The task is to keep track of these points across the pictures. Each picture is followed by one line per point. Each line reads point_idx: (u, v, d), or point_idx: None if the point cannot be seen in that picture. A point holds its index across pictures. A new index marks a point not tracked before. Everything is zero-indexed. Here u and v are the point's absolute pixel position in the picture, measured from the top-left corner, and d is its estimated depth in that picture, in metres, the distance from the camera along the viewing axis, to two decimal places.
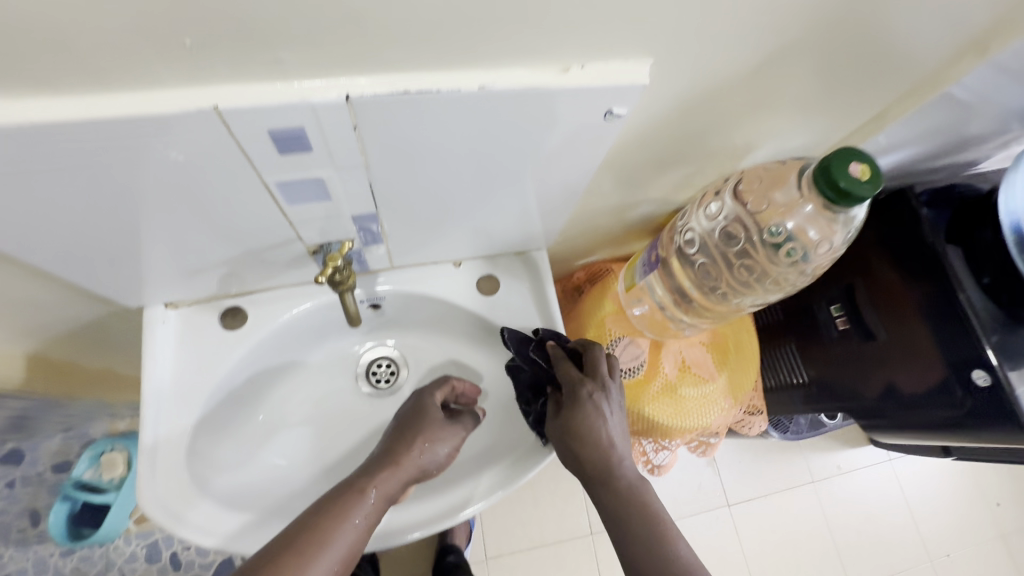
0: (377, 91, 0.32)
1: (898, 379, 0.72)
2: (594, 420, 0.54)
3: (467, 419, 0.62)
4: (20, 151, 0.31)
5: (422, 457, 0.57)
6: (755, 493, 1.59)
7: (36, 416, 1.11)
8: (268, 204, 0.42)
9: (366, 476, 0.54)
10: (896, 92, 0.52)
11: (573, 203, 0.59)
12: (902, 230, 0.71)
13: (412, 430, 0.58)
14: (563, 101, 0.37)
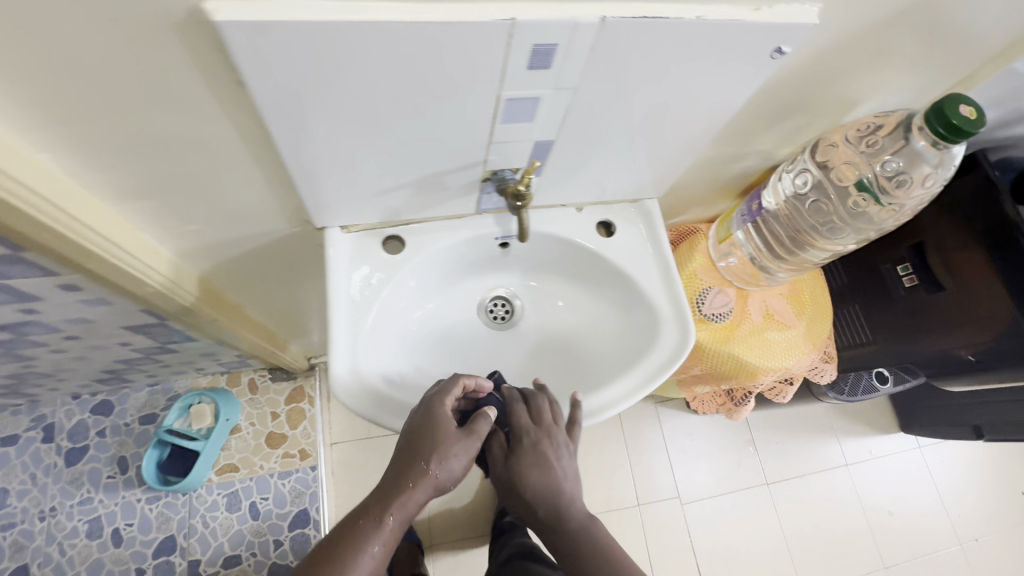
0: (626, 14, 0.41)
1: (954, 346, 0.83)
2: (547, 467, 0.62)
3: (480, 424, 0.61)
4: (350, 54, 0.40)
5: (438, 475, 0.57)
6: (794, 473, 1.63)
7: (135, 366, 1.18)
8: (485, 121, 0.51)
9: (378, 509, 0.56)
10: (985, 55, 0.61)
11: (694, 154, 0.69)
12: (971, 193, 0.79)
13: (424, 446, 0.58)
14: (751, 34, 0.45)
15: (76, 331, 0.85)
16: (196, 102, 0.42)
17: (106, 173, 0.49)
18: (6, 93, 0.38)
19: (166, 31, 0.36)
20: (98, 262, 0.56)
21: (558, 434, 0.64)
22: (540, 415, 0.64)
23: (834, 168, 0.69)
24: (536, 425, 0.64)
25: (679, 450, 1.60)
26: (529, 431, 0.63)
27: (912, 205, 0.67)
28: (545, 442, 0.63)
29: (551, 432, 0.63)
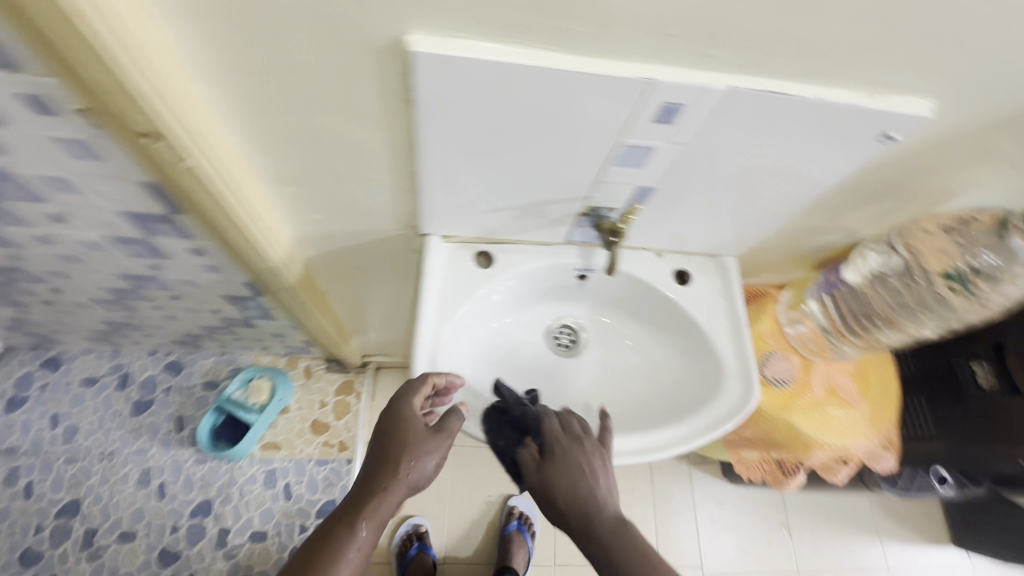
0: (753, 87, 0.46)
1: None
2: (580, 473, 0.60)
3: (450, 423, 0.63)
4: (504, 90, 0.46)
5: (409, 476, 0.61)
6: (830, 569, 1.52)
7: (212, 334, 1.28)
8: (600, 162, 0.56)
9: (354, 513, 0.60)
10: None
11: (781, 221, 0.71)
12: None
13: (396, 449, 0.61)
14: (866, 118, 0.49)
15: (182, 291, 0.95)
16: (364, 111, 0.49)
17: (269, 158, 0.56)
18: (226, 83, 0.46)
19: (366, 52, 0.43)
20: (238, 232, 0.64)
21: (588, 444, 0.63)
22: (569, 426, 0.65)
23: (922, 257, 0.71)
24: (566, 433, 0.64)
25: (708, 520, 1.53)
26: (566, 441, 0.63)
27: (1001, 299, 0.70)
28: (578, 451, 0.62)
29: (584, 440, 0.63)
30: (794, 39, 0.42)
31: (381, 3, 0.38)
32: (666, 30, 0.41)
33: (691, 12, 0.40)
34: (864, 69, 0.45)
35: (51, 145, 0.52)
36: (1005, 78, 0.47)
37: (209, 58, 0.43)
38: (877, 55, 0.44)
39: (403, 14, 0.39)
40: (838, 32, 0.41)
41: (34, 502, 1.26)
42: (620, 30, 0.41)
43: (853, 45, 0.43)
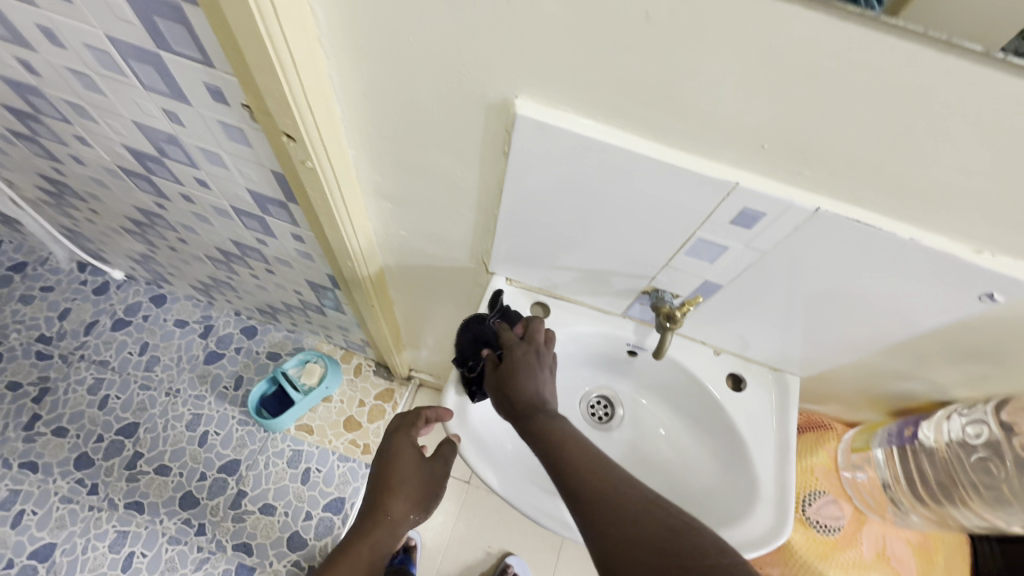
0: (841, 213, 0.45)
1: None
2: (531, 374, 0.65)
3: (445, 446, 0.69)
4: (592, 164, 0.49)
5: (410, 505, 0.66)
6: None
7: (288, 312, 1.40)
8: (671, 248, 0.57)
9: (356, 540, 0.62)
10: None
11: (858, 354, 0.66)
12: None
13: (399, 478, 0.66)
14: (963, 271, 0.46)
15: (277, 267, 1.06)
16: (466, 153, 0.55)
17: (377, 175, 0.64)
18: (360, 108, 0.54)
19: (481, 106, 0.48)
20: (334, 229, 0.72)
21: (545, 351, 0.68)
22: (530, 333, 0.68)
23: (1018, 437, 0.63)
24: (526, 340, 0.68)
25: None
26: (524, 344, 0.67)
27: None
28: (534, 355, 0.66)
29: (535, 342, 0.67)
30: (893, 176, 0.41)
31: (503, 71, 0.44)
32: (758, 142, 0.42)
33: (787, 132, 0.41)
34: (969, 221, 0.43)
35: (217, 126, 0.64)
36: None
37: (353, 85, 0.51)
38: (984, 212, 0.42)
39: (519, 82, 0.44)
40: (943, 179, 0.40)
41: (104, 414, 1.42)
42: (714, 135, 0.43)
43: (958, 196, 0.41)
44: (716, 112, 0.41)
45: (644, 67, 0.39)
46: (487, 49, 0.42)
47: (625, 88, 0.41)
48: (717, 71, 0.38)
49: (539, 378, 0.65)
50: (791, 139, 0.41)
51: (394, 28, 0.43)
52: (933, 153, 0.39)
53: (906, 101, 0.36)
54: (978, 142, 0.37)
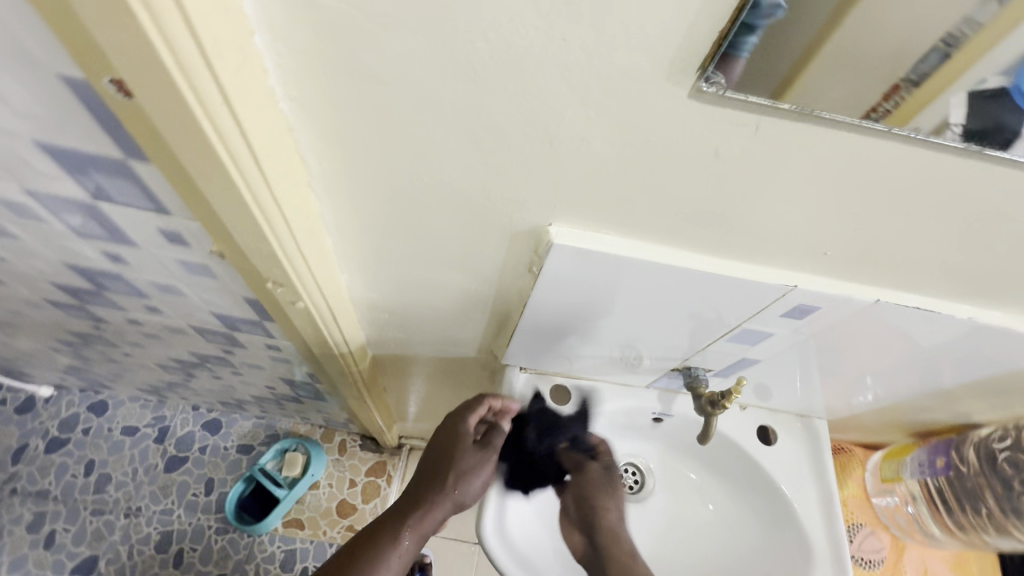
0: (901, 303, 0.43)
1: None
2: (590, 487, 0.71)
3: (498, 439, 0.65)
4: (635, 279, 0.44)
5: (458, 491, 0.62)
6: None
7: (257, 402, 1.28)
8: (712, 335, 0.53)
9: (401, 518, 0.60)
10: None
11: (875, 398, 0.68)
12: None
13: (447, 463, 0.62)
14: (1016, 339, 0.46)
15: (245, 369, 0.95)
16: (483, 270, 0.49)
17: (374, 293, 0.56)
18: (358, 240, 0.47)
19: (505, 231, 0.42)
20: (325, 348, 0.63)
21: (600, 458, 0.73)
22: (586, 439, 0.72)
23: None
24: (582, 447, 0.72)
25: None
26: (594, 461, 0.72)
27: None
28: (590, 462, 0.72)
29: (598, 459, 0.73)
30: (958, 268, 0.40)
31: (536, 204, 0.39)
32: (820, 250, 0.39)
33: (854, 239, 0.38)
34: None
35: (173, 265, 0.54)
36: None
37: (349, 220, 0.44)
38: None
39: (555, 211, 0.39)
40: (1009, 267, 0.39)
41: (53, 553, 1.24)
42: (773, 246, 0.40)
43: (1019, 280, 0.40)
44: (777, 228, 0.38)
45: (704, 195, 0.35)
46: (518, 185, 0.37)
47: (679, 212, 0.37)
48: (789, 195, 0.34)
49: (596, 493, 0.71)
50: (857, 245, 0.38)
51: (408, 171, 0.37)
52: (1003, 248, 0.37)
53: (985, 208, 0.34)
54: None
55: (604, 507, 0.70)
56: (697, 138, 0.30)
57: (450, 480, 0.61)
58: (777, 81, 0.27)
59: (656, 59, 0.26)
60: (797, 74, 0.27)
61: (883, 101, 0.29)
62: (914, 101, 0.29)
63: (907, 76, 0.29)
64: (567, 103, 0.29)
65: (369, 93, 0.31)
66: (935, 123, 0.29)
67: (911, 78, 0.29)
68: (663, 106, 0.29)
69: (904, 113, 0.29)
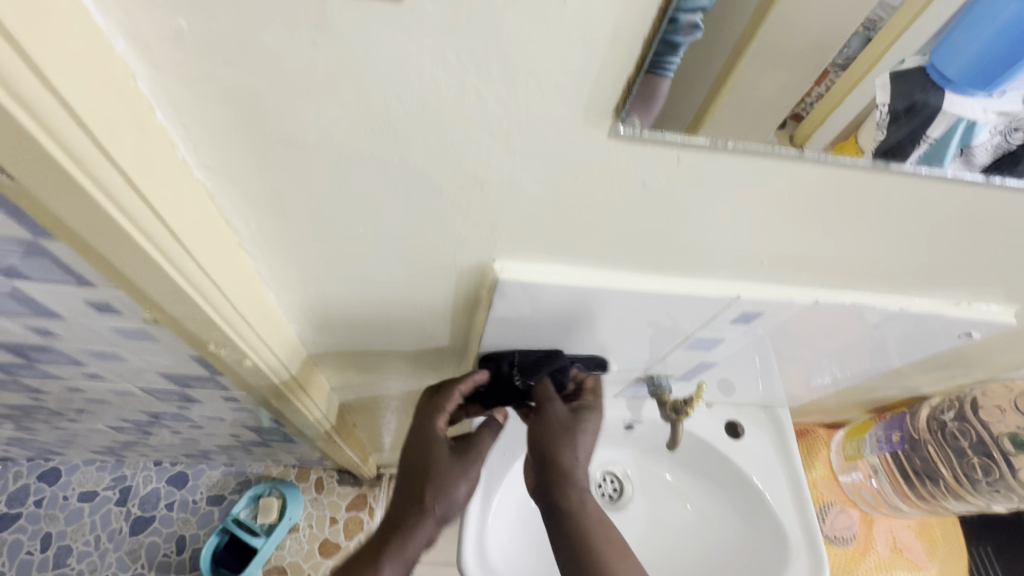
0: (839, 301, 0.45)
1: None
2: (568, 433, 0.50)
3: (481, 442, 0.53)
4: (586, 305, 0.45)
5: (440, 507, 0.50)
6: None
7: (223, 451, 1.23)
8: (669, 345, 0.54)
9: (376, 550, 0.48)
10: None
11: (833, 378, 0.70)
12: None
13: (422, 476, 0.50)
14: (946, 322, 0.48)
15: (205, 421, 0.91)
16: (435, 308, 0.48)
17: (327, 338, 0.55)
18: (301, 291, 0.45)
19: (449, 270, 0.42)
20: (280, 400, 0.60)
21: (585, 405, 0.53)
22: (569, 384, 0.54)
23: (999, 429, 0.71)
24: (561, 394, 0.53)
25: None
26: (558, 403, 0.51)
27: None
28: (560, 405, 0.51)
29: (556, 400, 0.51)
30: (886, 265, 0.42)
31: (477, 244, 0.38)
32: (757, 261, 0.41)
33: (786, 250, 0.39)
34: (946, 284, 0.45)
35: (108, 333, 0.51)
36: None
37: (288, 275, 0.43)
38: (962, 276, 0.44)
39: (496, 249, 0.39)
40: (928, 261, 0.41)
41: None
42: (713, 262, 0.41)
43: (941, 270, 0.43)
44: (714, 246, 0.39)
45: (639, 223, 0.36)
46: (456, 229, 0.37)
47: (618, 239, 0.38)
48: (719, 217, 0.35)
49: (573, 442, 0.50)
50: (789, 255, 0.40)
51: (341, 225, 0.36)
52: (921, 245, 0.39)
53: (899, 212, 0.36)
54: (959, 231, 0.38)
55: (568, 468, 0.49)
56: (623, 174, 0.31)
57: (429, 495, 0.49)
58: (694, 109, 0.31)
59: (571, 106, 0.26)
60: (710, 105, 0.32)
61: (807, 96, 0.37)
62: (827, 104, 0.36)
63: (835, 63, 0.37)
64: (490, 152, 0.29)
65: (288, 157, 0.30)
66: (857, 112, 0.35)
67: (838, 63, 0.37)
68: (585, 148, 0.29)
69: (808, 127, 0.35)
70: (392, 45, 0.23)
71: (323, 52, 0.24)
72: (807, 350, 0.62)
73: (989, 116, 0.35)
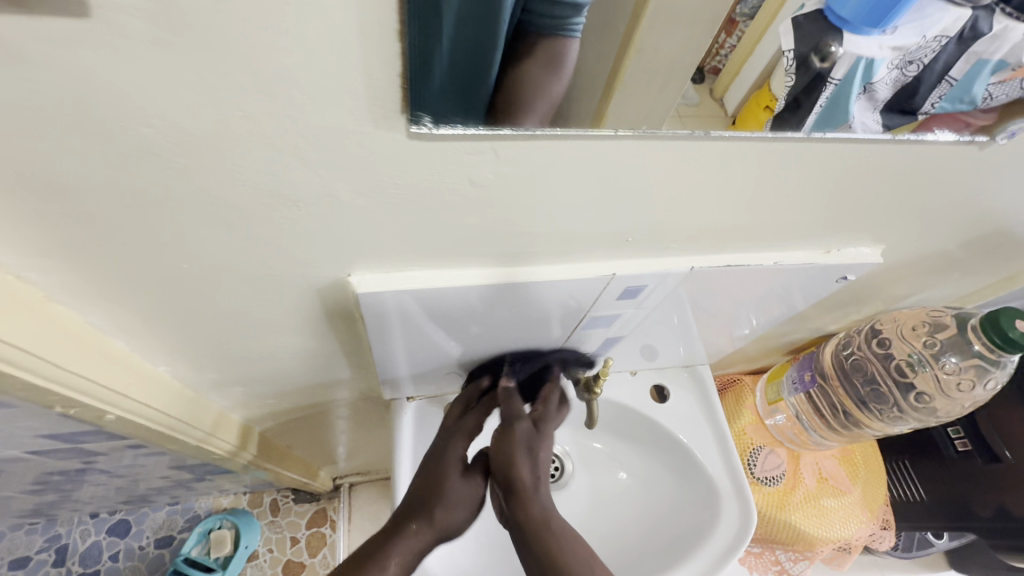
0: (712, 265, 0.45)
1: (1009, 503, 0.79)
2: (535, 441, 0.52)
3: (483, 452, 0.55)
4: (462, 302, 0.43)
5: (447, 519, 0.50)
6: None
7: (160, 492, 1.16)
8: (569, 327, 0.54)
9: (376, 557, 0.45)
10: (1000, 276, 0.67)
11: (755, 326, 0.72)
12: None
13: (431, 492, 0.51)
14: (820, 270, 0.50)
15: (122, 469, 0.86)
16: (313, 328, 0.45)
17: (209, 374, 0.51)
18: (153, 333, 0.41)
19: (308, 291, 0.39)
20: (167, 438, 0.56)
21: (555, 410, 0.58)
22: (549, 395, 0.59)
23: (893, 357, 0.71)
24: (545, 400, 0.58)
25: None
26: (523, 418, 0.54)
27: (967, 407, 0.70)
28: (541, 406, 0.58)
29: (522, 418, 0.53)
30: (750, 225, 0.42)
31: (324, 261, 0.36)
32: (623, 239, 0.40)
33: (645, 225, 0.39)
34: (810, 236, 0.46)
35: None
36: (938, 223, 0.49)
37: (128, 319, 0.39)
38: (824, 226, 0.45)
39: (346, 263, 0.36)
40: (788, 216, 0.42)
41: None
42: (578, 246, 0.40)
43: (801, 223, 0.44)
44: (573, 231, 0.38)
45: (485, 218, 0.34)
46: (291, 249, 0.34)
47: (472, 236, 0.36)
48: (565, 203, 0.34)
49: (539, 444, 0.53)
50: (652, 229, 0.39)
51: (164, 262, 0.33)
52: (775, 202, 0.40)
53: (744, 176, 0.35)
54: (808, 184, 0.38)
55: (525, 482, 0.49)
56: (443, 176, 0.29)
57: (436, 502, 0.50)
58: (603, 75, 0.30)
59: (354, 112, 0.24)
60: (622, 65, 0.30)
61: (720, 50, 0.35)
62: (742, 51, 0.36)
63: (743, 14, 0.34)
64: (289, 168, 0.27)
65: (54, 201, 0.27)
66: (768, 59, 0.35)
67: (747, 13, 0.34)
68: (391, 154, 0.27)
69: (726, 79, 0.35)
70: (110, 66, 0.20)
71: (29, 83, 0.20)
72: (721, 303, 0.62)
73: (884, 52, 0.34)
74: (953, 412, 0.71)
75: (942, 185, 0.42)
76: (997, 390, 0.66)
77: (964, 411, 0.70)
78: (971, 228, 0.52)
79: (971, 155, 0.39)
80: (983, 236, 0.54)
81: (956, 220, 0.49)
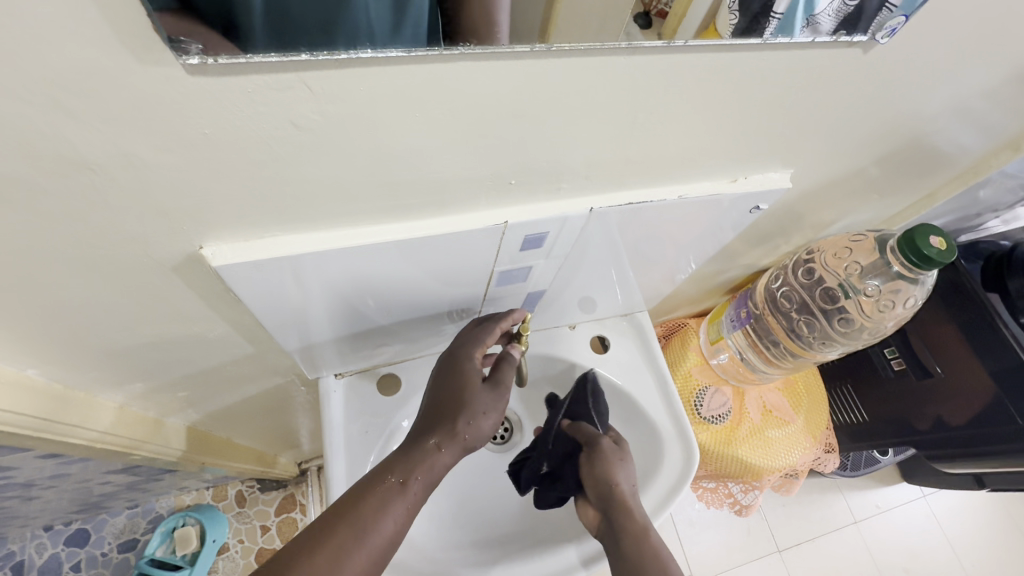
0: (612, 205, 0.43)
1: (944, 414, 0.81)
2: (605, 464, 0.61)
3: (506, 374, 0.54)
4: (344, 268, 0.39)
5: (469, 432, 0.50)
6: (885, 506, 1.29)
7: (112, 498, 1.12)
8: (483, 283, 0.51)
9: (404, 461, 0.47)
10: (919, 194, 0.67)
11: (696, 265, 0.70)
12: (959, 297, 0.79)
13: (450, 405, 0.50)
14: (731, 201, 0.48)
15: (49, 479, 0.81)
16: (191, 312, 0.42)
17: (92, 373, 0.47)
18: None
19: (162, 271, 0.35)
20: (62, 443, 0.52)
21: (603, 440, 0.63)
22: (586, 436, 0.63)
23: (821, 285, 0.71)
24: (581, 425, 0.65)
25: (686, 522, 1.20)
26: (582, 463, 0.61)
27: (890, 326, 0.71)
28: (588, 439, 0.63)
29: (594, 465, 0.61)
30: (643, 155, 0.40)
31: (161, 233, 0.32)
32: (505, 181, 0.37)
33: (524, 164, 0.36)
34: (714, 163, 0.44)
35: None
36: (846, 139, 0.47)
37: None
38: (726, 154, 0.43)
39: (188, 234, 0.32)
40: (684, 142, 0.40)
41: None
42: (457, 194, 0.37)
43: (697, 151, 0.41)
44: (443, 176, 0.35)
45: (333, 166, 0.30)
46: (113, 222, 0.30)
47: (327, 189, 0.32)
48: (419, 142, 0.31)
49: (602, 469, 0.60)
50: (534, 167, 0.37)
51: None
52: (662, 128, 0.37)
53: (614, 96, 0.32)
54: (693, 105, 0.36)
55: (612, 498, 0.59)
56: (256, 117, 0.25)
57: (457, 418, 0.49)
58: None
59: (96, 40, 0.20)
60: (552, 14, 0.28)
61: None
62: None
63: None
64: (56, 123, 0.23)
65: None
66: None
67: None
68: (177, 95, 0.23)
69: (672, 24, 0.30)
70: None
71: None
72: (656, 248, 0.60)
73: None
74: (883, 333, 0.72)
75: (840, 94, 0.40)
76: (918, 307, 0.67)
77: (889, 330, 0.71)
78: (885, 142, 0.50)
79: (858, 59, 0.37)
80: (898, 151, 0.53)
81: (863, 134, 0.47)
